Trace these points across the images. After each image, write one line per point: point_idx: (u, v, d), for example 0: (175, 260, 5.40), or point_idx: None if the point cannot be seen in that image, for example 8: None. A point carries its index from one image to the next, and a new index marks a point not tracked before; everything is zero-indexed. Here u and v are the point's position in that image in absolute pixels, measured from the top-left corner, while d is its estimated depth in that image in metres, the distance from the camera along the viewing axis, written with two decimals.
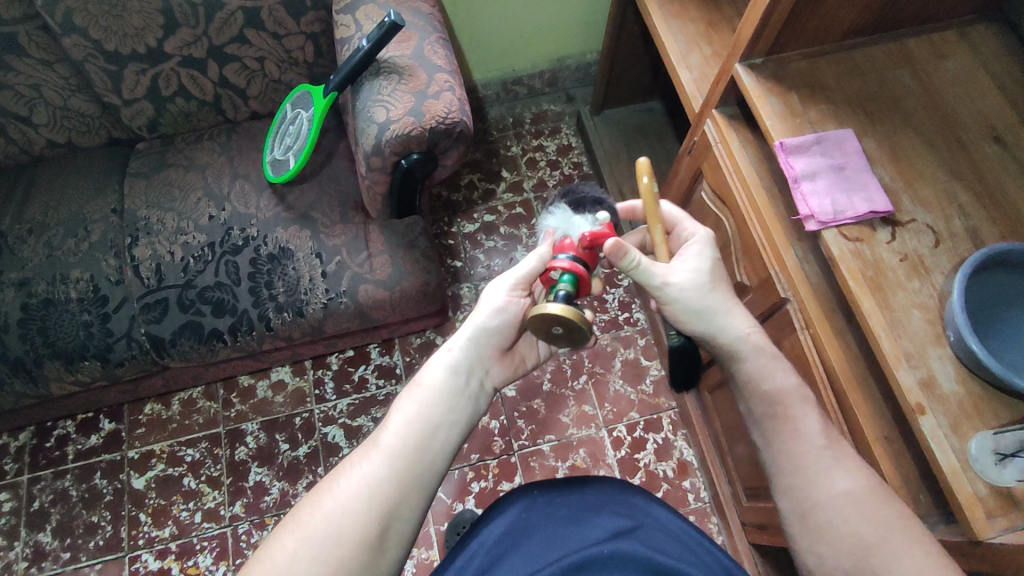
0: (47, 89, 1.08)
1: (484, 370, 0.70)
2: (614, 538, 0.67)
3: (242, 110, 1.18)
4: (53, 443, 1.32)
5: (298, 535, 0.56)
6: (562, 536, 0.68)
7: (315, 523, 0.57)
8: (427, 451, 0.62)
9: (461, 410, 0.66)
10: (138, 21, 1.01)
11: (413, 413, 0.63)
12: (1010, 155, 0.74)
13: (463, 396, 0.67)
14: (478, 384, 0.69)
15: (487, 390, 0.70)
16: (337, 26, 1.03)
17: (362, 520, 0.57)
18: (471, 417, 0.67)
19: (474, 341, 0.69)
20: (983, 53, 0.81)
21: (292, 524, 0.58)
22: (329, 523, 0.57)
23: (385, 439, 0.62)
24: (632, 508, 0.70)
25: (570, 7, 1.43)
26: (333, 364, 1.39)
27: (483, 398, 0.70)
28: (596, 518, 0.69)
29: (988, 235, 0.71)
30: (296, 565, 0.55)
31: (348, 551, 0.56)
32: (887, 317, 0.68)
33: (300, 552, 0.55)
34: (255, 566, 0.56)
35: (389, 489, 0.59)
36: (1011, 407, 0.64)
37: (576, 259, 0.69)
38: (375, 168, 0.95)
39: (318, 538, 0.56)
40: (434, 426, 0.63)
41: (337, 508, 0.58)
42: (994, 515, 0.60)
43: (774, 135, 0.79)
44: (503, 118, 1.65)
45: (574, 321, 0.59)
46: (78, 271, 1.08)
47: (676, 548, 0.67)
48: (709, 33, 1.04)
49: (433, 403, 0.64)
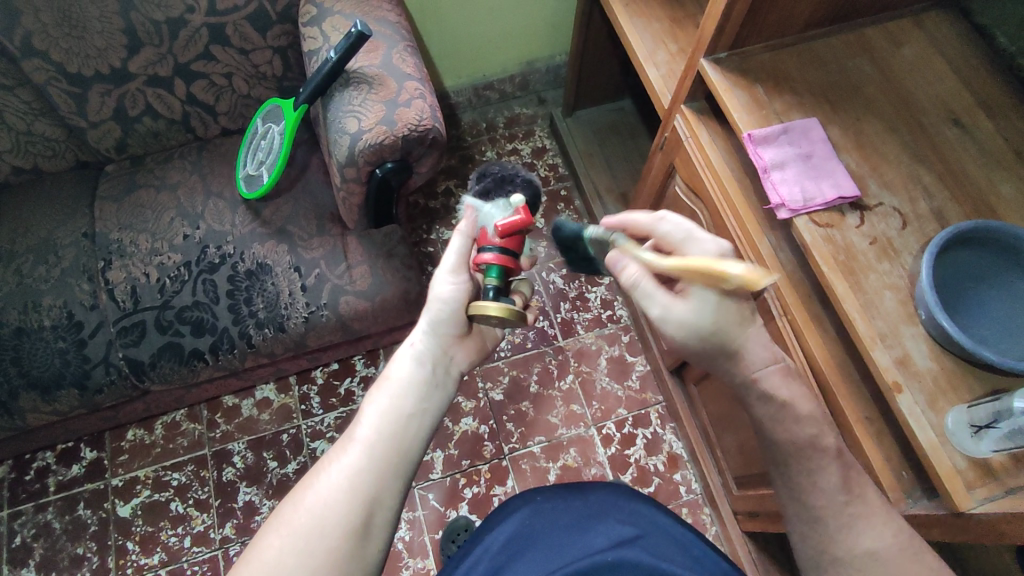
0: (9, 114, 1.06)
1: (447, 359, 0.70)
2: (618, 545, 0.67)
3: (212, 128, 1.17)
4: (32, 476, 1.29)
5: (283, 532, 0.56)
6: (565, 542, 0.68)
7: (298, 517, 0.56)
8: (401, 439, 0.62)
9: (432, 399, 0.66)
10: (100, 42, 1.00)
11: (384, 406, 0.63)
12: (968, 137, 0.77)
13: (434, 385, 0.67)
14: (446, 373, 0.69)
15: (454, 376, 0.70)
16: (304, 39, 1.03)
17: (344, 511, 0.57)
18: (442, 405, 0.67)
19: (432, 331, 0.70)
20: (937, 39, 0.84)
21: (275, 523, 0.57)
22: (313, 516, 0.56)
23: (359, 431, 0.62)
24: (635, 515, 0.71)
25: (536, 11, 1.44)
26: (318, 378, 1.38)
27: (452, 384, 0.70)
28: (601, 526, 0.69)
29: (952, 215, 0.73)
30: (284, 561, 0.54)
31: (333, 543, 0.55)
32: (861, 299, 0.70)
33: (286, 548, 0.55)
34: (241, 570, 0.55)
35: (368, 477, 0.59)
36: (985, 379, 0.65)
37: (504, 248, 0.71)
38: (350, 179, 0.95)
39: (302, 532, 0.55)
40: (407, 414, 0.63)
41: (318, 502, 0.57)
42: (973, 487, 0.62)
43: (742, 127, 0.80)
44: (477, 124, 1.66)
45: (507, 316, 0.65)
46: (51, 298, 1.05)
47: (681, 557, 0.68)
48: (673, 31, 1.05)
49: (403, 394, 0.65)
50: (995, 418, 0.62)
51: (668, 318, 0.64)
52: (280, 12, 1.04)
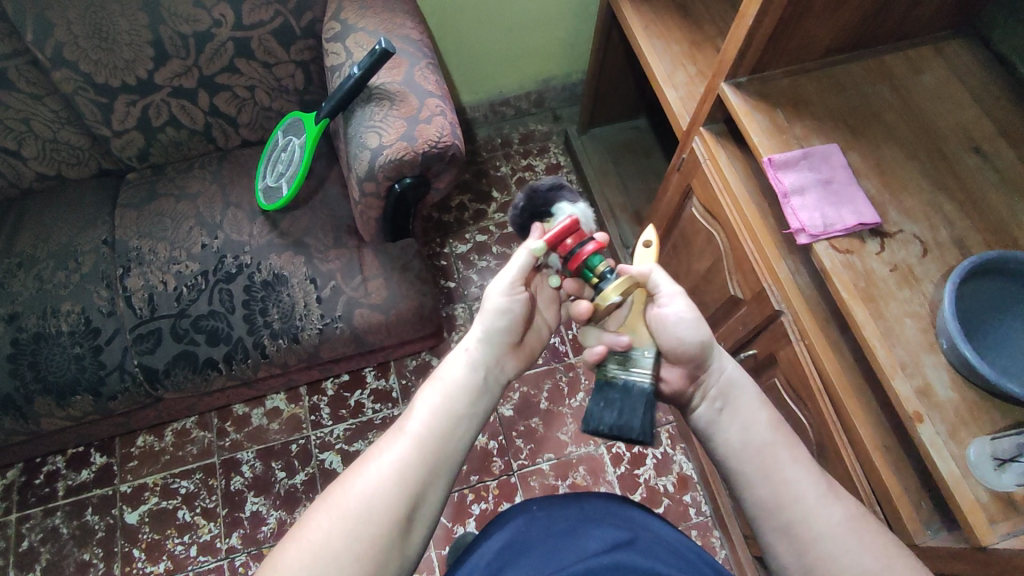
0: (36, 122, 1.08)
1: (496, 369, 0.69)
2: (614, 549, 0.67)
3: (234, 139, 1.19)
4: (42, 479, 1.30)
5: (332, 514, 0.55)
6: (561, 547, 0.67)
7: (347, 500, 0.55)
8: (450, 438, 0.61)
9: (478, 405, 0.65)
10: (128, 53, 1.02)
11: (438, 404, 0.63)
12: (989, 165, 0.77)
13: (481, 392, 0.67)
14: (493, 382, 0.69)
15: (499, 383, 0.70)
16: (327, 54, 1.04)
17: (393, 502, 0.56)
18: (486, 412, 0.66)
19: (489, 336, 0.69)
20: (957, 67, 0.84)
21: (323, 505, 0.55)
22: (362, 502, 0.55)
23: (411, 426, 0.61)
24: (629, 521, 0.70)
25: (554, 29, 1.46)
26: (328, 389, 1.38)
27: (496, 390, 0.70)
28: (595, 529, 0.69)
29: (973, 243, 0.73)
30: (331, 543, 0.53)
31: (380, 531, 0.54)
32: (881, 326, 0.69)
33: (335, 529, 0.53)
34: (285, 550, 0.54)
35: (418, 468, 0.58)
36: (1008, 412, 0.64)
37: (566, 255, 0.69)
38: (368, 193, 0.95)
39: (351, 516, 0.54)
40: (457, 415, 0.63)
41: (370, 489, 0.56)
42: (996, 521, 0.61)
43: (762, 151, 0.80)
44: (492, 139, 1.67)
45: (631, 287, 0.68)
46: (69, 304, 1.06)
47: (674, 559, 0.67)
48: (692, 54, 1.06)
49: (457, 397, 0.64)
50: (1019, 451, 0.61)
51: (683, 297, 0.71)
52: (305, 28, 1.06)
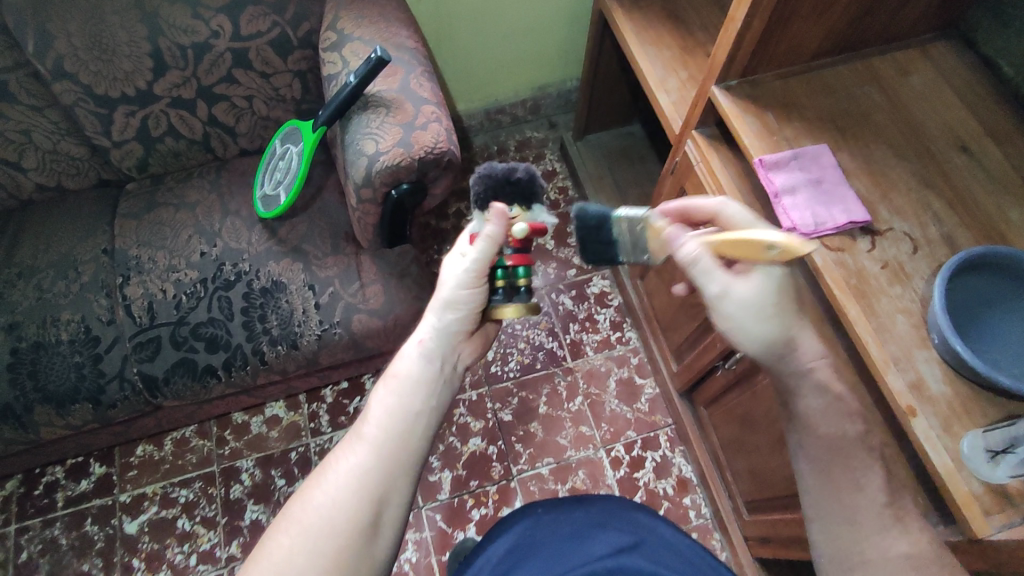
0: (37, 133, 1.09)
1: (454, 357, 0.69)
2: (618, 553, 0.68)
3: (231, 148, 1.20)
4: (41, 490, 1.29)
5: (292, 531, 0.56)
6: (566, 552, 0.68)
7: (307, 516, 0.56)
8: (408, 439, 0.61)
9: (437, 397, 0.65)
10: (128, 65, 1.03)
11: (392, 403, 0.63)
12: (977, 163, 0.78)
13: (439, 383, 0.66)
14: (451, 370, 0.68)
15: (459, 372, 0.70)
16: (325, 63, 1.05)
17: (352, 510, 0.57)
18: (446, 404, 0.66)
19: (442, 328, 0.68)
20: (944, 68, 0.86)
21: (283, 522, 0.57)
22: (322, 516, 0.56)
23: (366, 430, 0.61)
24: (635, 524, 0.71)
25: (548, 37, 1.48)
26: (327, 397, 1.38)
27: (456, 380, 0.69)
28: (601, 534, 0.69)
29: (963, 240, 0.74)
30: (293, 561, 0.54)
31: (342, 541, 0.55)
32: (874, 323, 0.70)
33: (296, 547, 0.54)
34: (251, 568, 0.55)
35: (375, 473, 0.59)
36: (1000, 405, 0.65)
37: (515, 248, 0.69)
38: (366, 199, 0.96)
39: (312, 531, 0.55)
40: (414, 412, 0.63)
41: (328, 502, 0.57)
42: (990, 513, 0.61)
43: (753, 152, 0.81)
44: (488, 147, 1.69)
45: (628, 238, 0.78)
46: (69, 313, 1.07)
47: (679, 564, 0.68)
48: (683, 60, 1.08)
49: (410, 392, 0.64)
50: (1011, 443, 0.61)
51: (730, 296, 0.65)
52: (301, 38, 1.07)
